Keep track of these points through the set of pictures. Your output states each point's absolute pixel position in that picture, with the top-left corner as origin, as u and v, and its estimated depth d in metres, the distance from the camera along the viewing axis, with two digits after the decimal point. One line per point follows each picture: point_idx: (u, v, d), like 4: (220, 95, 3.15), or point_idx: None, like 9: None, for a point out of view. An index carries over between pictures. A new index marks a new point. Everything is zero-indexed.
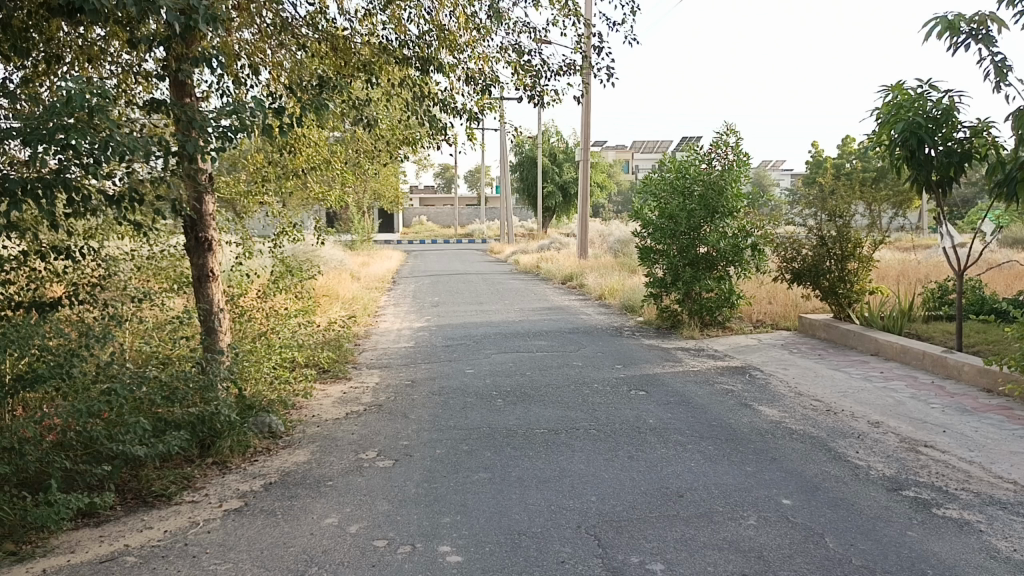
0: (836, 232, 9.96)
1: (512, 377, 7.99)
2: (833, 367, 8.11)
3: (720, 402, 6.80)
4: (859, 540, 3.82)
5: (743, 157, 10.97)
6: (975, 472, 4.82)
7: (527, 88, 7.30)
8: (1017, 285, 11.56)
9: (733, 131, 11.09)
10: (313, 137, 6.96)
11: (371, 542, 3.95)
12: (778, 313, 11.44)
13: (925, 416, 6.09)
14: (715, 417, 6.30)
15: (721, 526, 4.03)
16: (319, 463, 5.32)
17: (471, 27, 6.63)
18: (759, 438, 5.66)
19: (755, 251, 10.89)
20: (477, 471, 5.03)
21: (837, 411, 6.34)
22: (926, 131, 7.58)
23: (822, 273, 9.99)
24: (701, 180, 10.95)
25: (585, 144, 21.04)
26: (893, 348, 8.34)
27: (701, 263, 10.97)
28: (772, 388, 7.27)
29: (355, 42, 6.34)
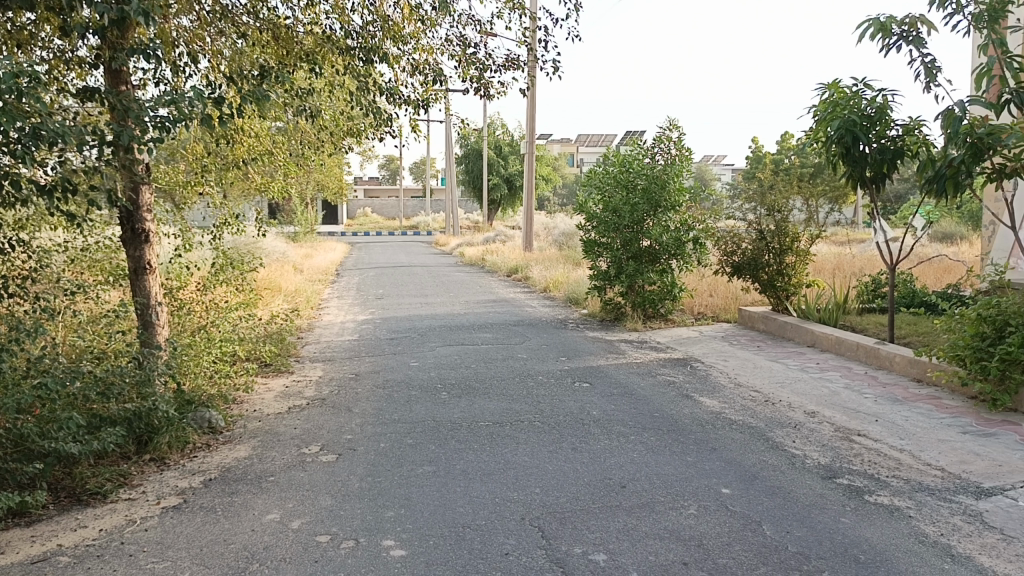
0: (774, 226, 10.18)
1: (457, 370, 7.98)
2: (771, 358, 8.29)
3: (662, 394, 6.90)
4: (795, 528, 3.93)
5: (685, 152, 11.11)
6: (906, 460, 4.99)
7: (473, 80, 7.28)
8: (946, 278, 12.02)
9: (676, 126, 11.23)
10: (254, 127, 6.84)
11: (314, 537, 3.91)
12: (719, 306, 11.66)
13: (858, 406, 6.28)
14: (657, 408, 6.40)
15: (662, 516, 4.10)
16: (260, 458, 5.25)
17: (416, 19, 6.58)
18: (699, 429, 5.76)
19: (697, 244, 11.04)
20: (422, 465, 5.01)
21: (775, 402, 6.49)
22: (860, 128, 7.79)
23: (760, 266, 10.25)
24: (644, 173, 11.04)
25: (531, 138, 21.09)
26: (829, 340, 8.57)
27: (644, 256, 11.12)
28: (713, 379, 7.40)
29: (297, 32, 6.24)
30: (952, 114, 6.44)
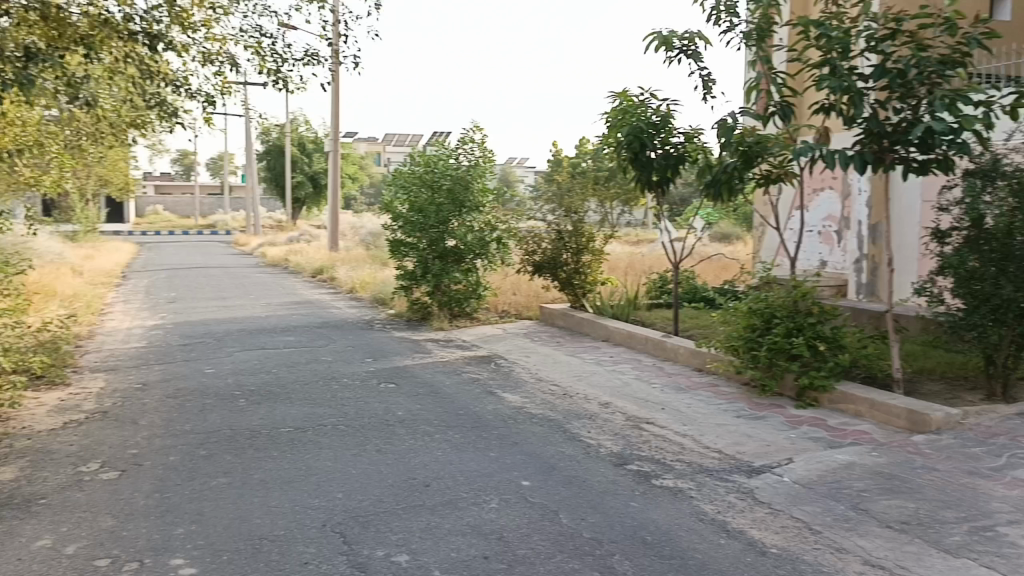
0: (572, 227, 10.65)
1: (256, 375, 7.66)
2: (570, 353, 8.66)
3: (466, 391, 7.00)
4: (589, 514, 4.12)
5: (488, 153, 11.34)
6: (688, 444, 5.38)
7: (270, 72, 7.01)
8: (723, 275, 13.15)
9: (479, 128, 11.41)
10: (19, 114, 6.19)
11: (91, 562, 3.60)
12: (522, 304, 12.01)
13: (647, 395, 6.70)
14: (461, 405, 6.48)
15: (464, 512, 4.16)
16: (30, 480, 4.76)
17: (206, 6, 6.24)
18: (501, 424, 5.90)
19: (500, 244, 11.28)
20: (216, 476, 4.77)
21: (572, 395, 6.78)
22: (647, 135, 8.32)
23: (559, 266, 10.78)
24: (448, 174, 11.13)
25: (335, 136, 20.65)
26: (621, 335, 9.07)
27: (449, 256, 11.21)
28: (516, 375, 7.61)
29: (71, 12, 5.69)
30: (725, 124, 7.02)
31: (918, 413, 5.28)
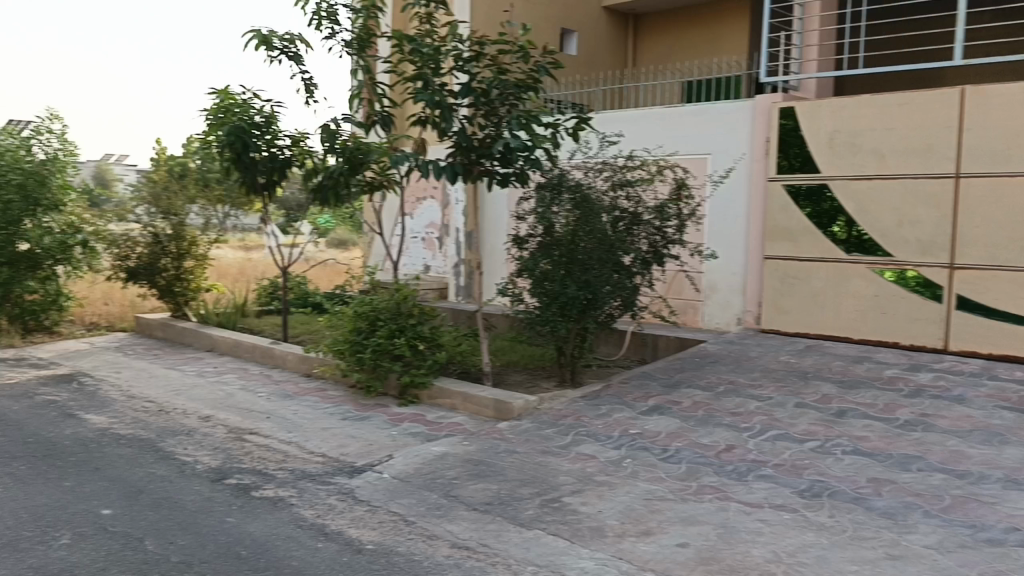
0: (171, 230, 9.93)
1: None
2: (168, 366, 8.04)
3: (38, 415, 6.12)
4: (178, 537, 3.84)
5: (68, 147, 10.05)
6: (292, 451, 5.30)
7: None
8: (336, 280, 13.32)
9: (57, 116, 10.05)
10: None
11: None
12: (115, 314, 10.89)
13: (251, 405, 6.48)
14: (31, 432, 5.65)
15: (25, 554, 3.61)
16: None
17: None
18: (80, 449, 5.26)
19: (87, 248, 10.00)
20: None
21: (169, 410, 6.30)
22: (250, 136, 8.04)
23: (157, 272, 10.00)
24: (17, 168, 9.31)
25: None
26: (226, 343, 8.67)
27: (21, 262, 9.66)
28: (103, 394, 6.84)
29: None
30: (327, 129, 7.07)
31: (503, 402, 5.81)
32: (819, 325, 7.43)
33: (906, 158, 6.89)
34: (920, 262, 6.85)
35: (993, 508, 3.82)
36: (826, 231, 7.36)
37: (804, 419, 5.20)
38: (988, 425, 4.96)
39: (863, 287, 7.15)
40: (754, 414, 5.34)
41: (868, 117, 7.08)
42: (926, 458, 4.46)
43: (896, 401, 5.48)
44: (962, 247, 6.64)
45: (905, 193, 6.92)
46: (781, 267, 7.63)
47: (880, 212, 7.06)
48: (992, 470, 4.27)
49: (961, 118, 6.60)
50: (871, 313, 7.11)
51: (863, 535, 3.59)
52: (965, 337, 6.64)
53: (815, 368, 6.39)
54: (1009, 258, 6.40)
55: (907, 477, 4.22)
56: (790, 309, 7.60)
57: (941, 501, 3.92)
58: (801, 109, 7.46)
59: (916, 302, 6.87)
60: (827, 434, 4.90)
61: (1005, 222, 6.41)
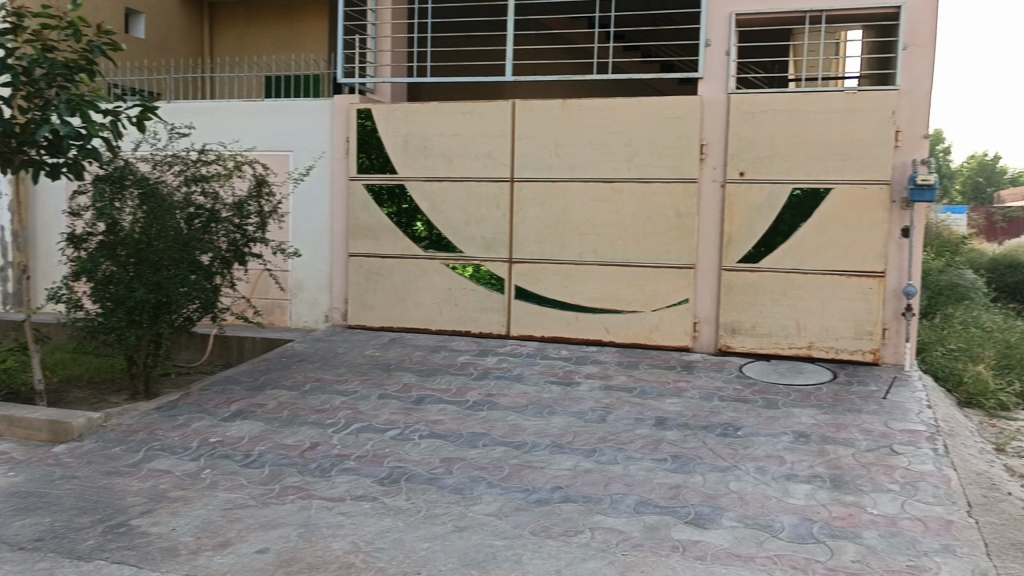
0: None
1: None
2: None
3: None
4: None
5: None
6: None
7: None
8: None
9: None
10: None
11: None
12: None
13: None
14: None
15: None
16: None
17: None
18: None
19: None
20: None
21: None
22: None
23: None
24: None
25: None
26: None
27: None
28: None
29: None
30: None
31: (60, 422, 5.09)
32: (401, 319, 7.83)
33: (469, 162, 7.54)
34: (484, 257, 7.57)
35: (541, 472, 4.36)
36: (404, 229, 7.76)
37: (385, 409, 5.42)
38: (540, 399, 5.67)
39: (438, 281, 7.69)
40: (339, 409, 5.43)
41: (435, 123, 7.59)
42: (489, 434, 4.94)
43: (466, 385, 6.00)
44: (518, 243, 7.48)
45: (470, 194, 7.57)
46: (363, 264, 7.88)
47: (450, 212, 7.64)
48: (541, 439, 4.88)
49: (512, 128, 7.41)
50: (446, 305, 7.69)
51: (434, 513, 3.85)
52: (522, 323, 7.50)
53: (397, 360, 6.71)
54: (553, 252, 7.38)
55: (474, 453, 4.62)
56: (373, 305, 7.90)
57: (501, 471, 4.37)
58: (376, 112, 7.73)
59: (483, 293, 7.58)
60: (406, 422, 5.17)
61: (550, 221, 7.37)
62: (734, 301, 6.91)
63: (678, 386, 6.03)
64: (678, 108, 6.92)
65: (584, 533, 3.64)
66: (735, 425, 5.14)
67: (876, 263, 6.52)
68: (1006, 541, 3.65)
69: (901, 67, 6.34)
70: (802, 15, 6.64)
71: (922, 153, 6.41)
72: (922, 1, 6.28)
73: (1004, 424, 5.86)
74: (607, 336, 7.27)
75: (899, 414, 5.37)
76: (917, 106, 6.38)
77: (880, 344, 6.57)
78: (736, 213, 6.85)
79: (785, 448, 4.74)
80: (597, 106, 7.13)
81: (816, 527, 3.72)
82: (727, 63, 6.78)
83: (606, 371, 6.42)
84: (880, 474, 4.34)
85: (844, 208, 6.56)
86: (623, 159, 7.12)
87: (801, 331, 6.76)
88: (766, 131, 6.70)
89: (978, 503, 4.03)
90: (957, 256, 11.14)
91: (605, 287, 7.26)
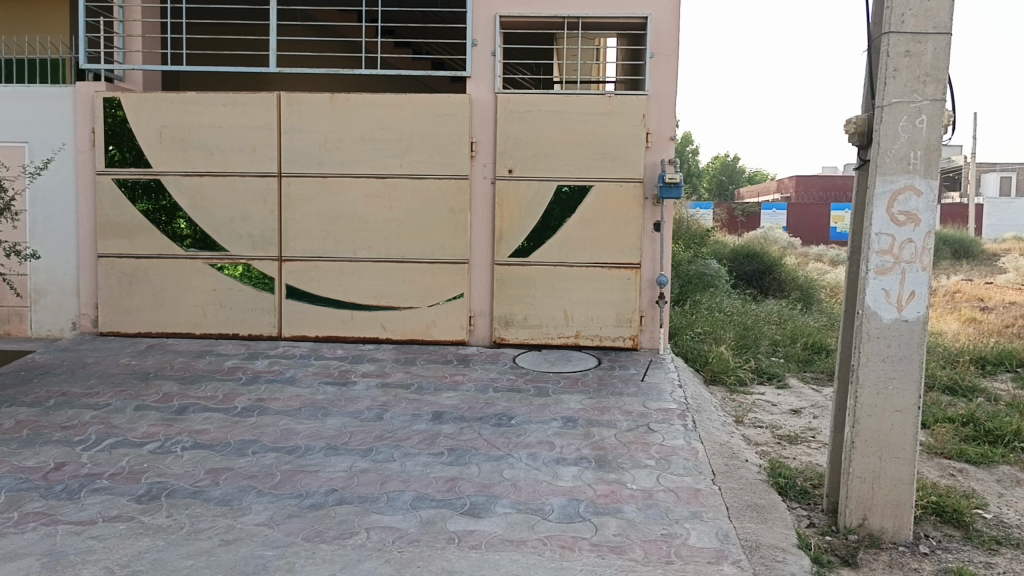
0: None
1: None
2: None
3: None
4: None
5: None
6: None
7: None
8: None
9: None
10: None
11: None
12: None
13: None
14: None
15: None
16: None
17: None
18: None
19: None
20: None
21: None
22: None
23: None
24: None
25: None
26: None
27: None
28: None
29: None
30: None
31: None
32: (161, 324, 7.32)
33: (234, 157, 7.18)
34: (252, 256, 7.25)
35: (316, 475, 4.26)
36: (163, 228, 7.26)
37: (143, 421, 5.03)
38: (314, 401, 5.54)
39: (203, 283, 7.27)
40: (89, 424, 4.96)
41: (194, 114, 7.14)
42: (260, 441, 4.75)
43: (235, 390, 5.72)
44: (288, 241, 7.23)
45: (235, 190, 7.21)
46: (116, 265, 7.28)
47: (213, 208, 7.24)
48: (315, 441, 4.76)
49: (279, 121, 7.14)
50: (212, 308, 7.28)
51: (200, 528, 3.63)
52: (295, 323, 7.27)
53: (157, 368, 6.26)
54: (326, 250, 7.22)
55: (244, 461, 4.42)
56: (129, 309, 7.32)
57: (273, 478, 4.21)
58: (126, 100, 7.13)
59: (252, 293, 7.26)
60: (167, 433, 4.84)
61: (322, 217, 7.20)
62: (506, 294, 7.15)
63: (454, 380, 6.14)
64: (447, 105, 7.01)
65: (360, 534, 3.60)
66: (508, 414, 5.32)
67: (633, 255, 7.02)
68: (742, 503, 4.07)
69: (650, 74, 6.85)
70: (561, 20, 6.96)
71: (669, 153, 6.97)
72: (665, 14, 6.81)
73: (742, 398, 6.54)
74: (384, 333, 7.24)
75: (654, 395, 5.82)
76: (664, 110, 6.92)
77: (638, 330, 7.09)
78: (506, 209, 7.07)
79: (554, 433, 4.97)
80: (368, 101, 7.05)
81: (582, 506, 3.93)
82: (493, 63, 6.96)
83: (383, 368, 6.39)
84: (638, 451, 4.68)
85: (604, 204, 7.00)
86: (395, 155, 7.10)
87: (569, 321, 7.13)
88: (532, 131, 6.97)
89: (720, 471, 4.47)
90: (702, 248, 12.26)
91: (381, 284, 7.22)
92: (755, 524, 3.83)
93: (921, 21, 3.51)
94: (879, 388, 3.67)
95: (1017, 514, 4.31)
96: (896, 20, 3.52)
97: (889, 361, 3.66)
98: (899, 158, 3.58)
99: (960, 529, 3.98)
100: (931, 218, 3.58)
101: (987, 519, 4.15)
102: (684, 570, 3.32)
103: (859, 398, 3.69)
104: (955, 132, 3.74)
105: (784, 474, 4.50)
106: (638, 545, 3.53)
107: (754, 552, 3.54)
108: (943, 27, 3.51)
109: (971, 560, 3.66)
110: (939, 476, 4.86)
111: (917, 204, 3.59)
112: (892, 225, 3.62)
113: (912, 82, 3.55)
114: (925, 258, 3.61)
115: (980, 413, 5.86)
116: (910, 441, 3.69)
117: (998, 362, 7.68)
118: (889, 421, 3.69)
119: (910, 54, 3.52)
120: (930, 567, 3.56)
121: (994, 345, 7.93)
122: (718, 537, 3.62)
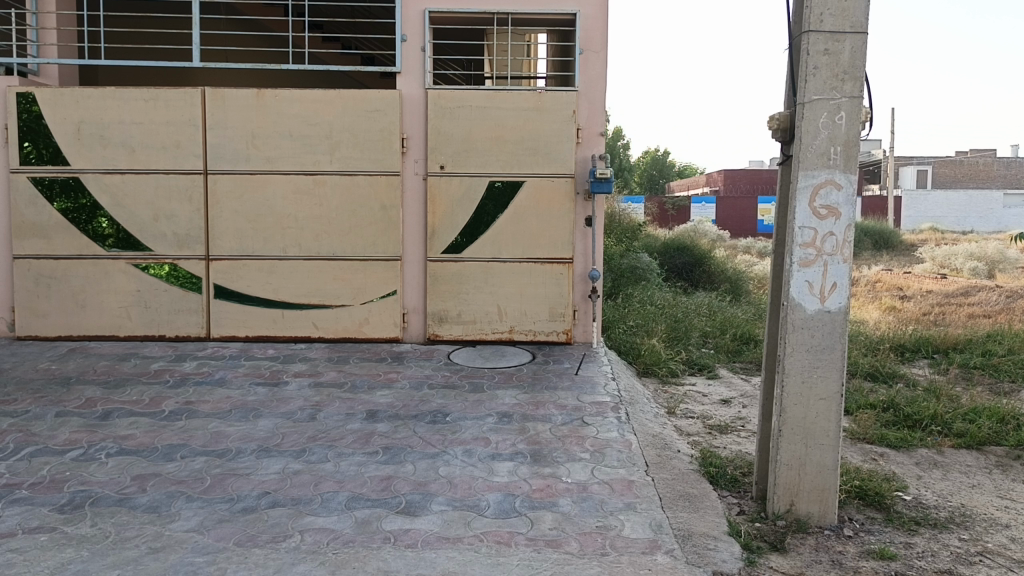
0: None
1: None
2: None
3: None
4: None
5: None
6: None
7: None
8: None
9: None
10: None
11: None
12: None
13: None
14: None
15: None
16: None
17: None
18: None
19: None
20: None
21: None
22: None
23: None
24: None
25: None
26: None
27: None
28: None
29: None
30: None
31: None
32: (82, 327, 7.07)
33: (156, 153, 6.97)
34: (177, 255, 7.06)
35: (247, 479, 4.17)
36: (82, 227, 7.01)
37: (65, 428, 4.86)
38: (245, 402, 5.43)
39: (125, 283, 7.05)
40: (6, 432, 4.76)
41: (113, 109, 6.90)
42: (188, 445, 4.63)
43: (162, 393, 5.56)
44: (214, 239, 7.06)
45: (158, 187, 7.00)
46: (33, 267, 7.00)
47: (135, 206, 7.02)
48: (246, 444, 4.66)
49: (203, 117, 6.96)
50: (135, 309, 7.07)
51: (126, 536, 3.52)
52: (223, 323, 7.11)
53: (79, 372, 6.04)
54: (255, 248, 7.08)
55: (171, 467, 4.30)
56: (48, 312, 7.05)
57: (202, 483, 4.11)
58: (41, 96, 6.85)
59: (177, 294, 7.07)
60: (90, 440, 4.68)
61: (250, 215, 7.05)
62: (439, 291, 7.12)
63: (388, 377, 6.09)
64: (377, 101, 6.94)
65: (294, 536, 3.54)
66: (443, 411, 5.31)
67: (565, 250, 7.07)
68: (675, 492, 4.15)
69: (579, 70, 6.89)
70: (490, 16, 6.95)
71: (599, 149, 7.04)
72: (593, 11, 6.86)
73: (674, 389, 6.66)
74: (316, 332, 7.14)
75: (588, 388, 5.88)
76: (594, 106, 6.98)
77: (571, 325, 7.15)
78: (438, 205, 7.03)
79: (489, 429, 4.98)
80: (295, 97, 6.93)
81: (517, 501, 3.95)
82: (423, 58, 6.90)
83: (316, 368, 6.30)
84: (572, 444, 4.72)
85: (536, 200, 7.03)
86: (324, 151, 7.00)
87: (503, 316, 7.15)
88: (463, 126, 6.95)
89: (653, 462, 4.54)
90: (633, 242, 12.42)
91: (312, 282, 7.11)
92: (687, 513, 3.91)
93: (838, 21, 3.61)
94: (804, 377, 3.78)
95: (934, 495, 4.49)
96: (815, 19, 3.62)
97: (813, 351, 3.77)
98: (819, 153, 3.69)
99: (882, 511, 4.13)
100: (851, 211, 3.70)
101: (907, 501, 4.32)
102: (619, 561, 3.36)
103: (785, 388, 3.79)
104: (871, 128, 3.87)
105: (714, 463, 4.61)
106: (574, 539, 3.56)
107: (686, 541, 3.61)
108: (859, 26, 3.62)
109: (891, 541, 3.80)
110: (861, 461, 5.03)
111: (838, 198, 3.71)
112: (814, 219, 3.73)
113: (830, 80, 3.65)
114: (845, 250, 3.73)
115: (899, 398, 6.09)
116: (834, 427, 3.81)
117: (916, 349, 8.00)
118: (813, 409, 3.80)
119: (829, 53, 3.62)
120: (854, 549, 3.69)
121: (911, 333, 8.25)
122: (652, 528, 3.68)
